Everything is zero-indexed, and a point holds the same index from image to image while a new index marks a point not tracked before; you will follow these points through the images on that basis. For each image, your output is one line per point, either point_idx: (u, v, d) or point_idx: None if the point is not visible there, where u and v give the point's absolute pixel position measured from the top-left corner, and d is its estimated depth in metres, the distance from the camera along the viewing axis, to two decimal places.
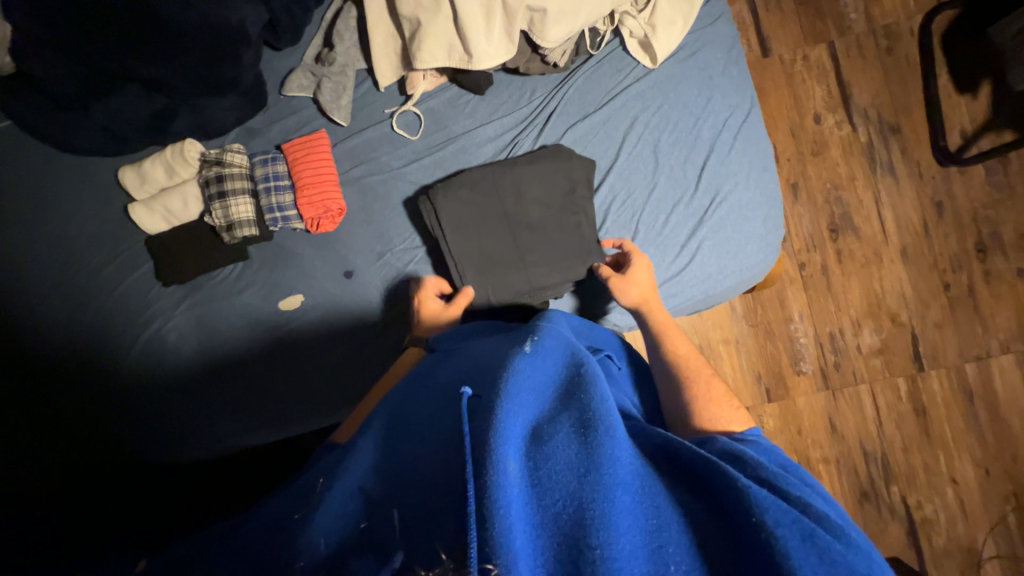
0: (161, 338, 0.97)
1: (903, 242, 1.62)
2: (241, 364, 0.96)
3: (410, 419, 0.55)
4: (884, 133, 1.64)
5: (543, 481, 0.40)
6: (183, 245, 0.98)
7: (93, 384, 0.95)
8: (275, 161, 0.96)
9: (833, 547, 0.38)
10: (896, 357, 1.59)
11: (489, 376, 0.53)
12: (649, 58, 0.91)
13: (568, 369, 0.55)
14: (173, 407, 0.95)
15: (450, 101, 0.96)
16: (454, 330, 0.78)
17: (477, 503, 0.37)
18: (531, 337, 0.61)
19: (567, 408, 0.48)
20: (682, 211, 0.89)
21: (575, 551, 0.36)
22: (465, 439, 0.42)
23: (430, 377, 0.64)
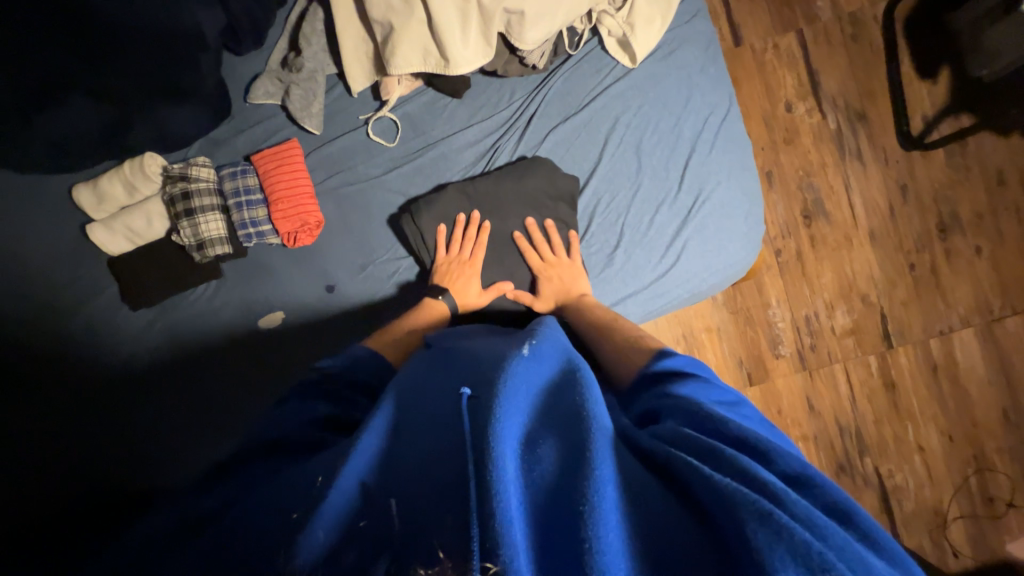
0: (137, 346, 0.93)
1: (871, 225, 1.68)
2: (220, 380, 0.93)
3: (413, 413, 0.53)
4: (852, 120, 1.68)
5: (541, 482, 0.42)
6: (151, 266, 0.92)
7: (66, 392, 0.90)
8: (245, 173, 0.92)
9: (790, 523, 0.37)
10: (867, 336, 1.67)
11: (486, 373, 0.53)
12: (628, 57, 0.90)
13: (566, 368, 0.55)
14: (154, 413, 0.92)
15: (427, 105, 0.94)
16: (451, 330, 0.78)
17: (479, 504, 0.39)
18: (529, 339, 0.61)
19: (562, 407, 0.48)
20: (666, 212, 0.90)
21: (570, 544, 0.37)
22: (465, 441, 0.43)
23: (430, 368, 0.63)
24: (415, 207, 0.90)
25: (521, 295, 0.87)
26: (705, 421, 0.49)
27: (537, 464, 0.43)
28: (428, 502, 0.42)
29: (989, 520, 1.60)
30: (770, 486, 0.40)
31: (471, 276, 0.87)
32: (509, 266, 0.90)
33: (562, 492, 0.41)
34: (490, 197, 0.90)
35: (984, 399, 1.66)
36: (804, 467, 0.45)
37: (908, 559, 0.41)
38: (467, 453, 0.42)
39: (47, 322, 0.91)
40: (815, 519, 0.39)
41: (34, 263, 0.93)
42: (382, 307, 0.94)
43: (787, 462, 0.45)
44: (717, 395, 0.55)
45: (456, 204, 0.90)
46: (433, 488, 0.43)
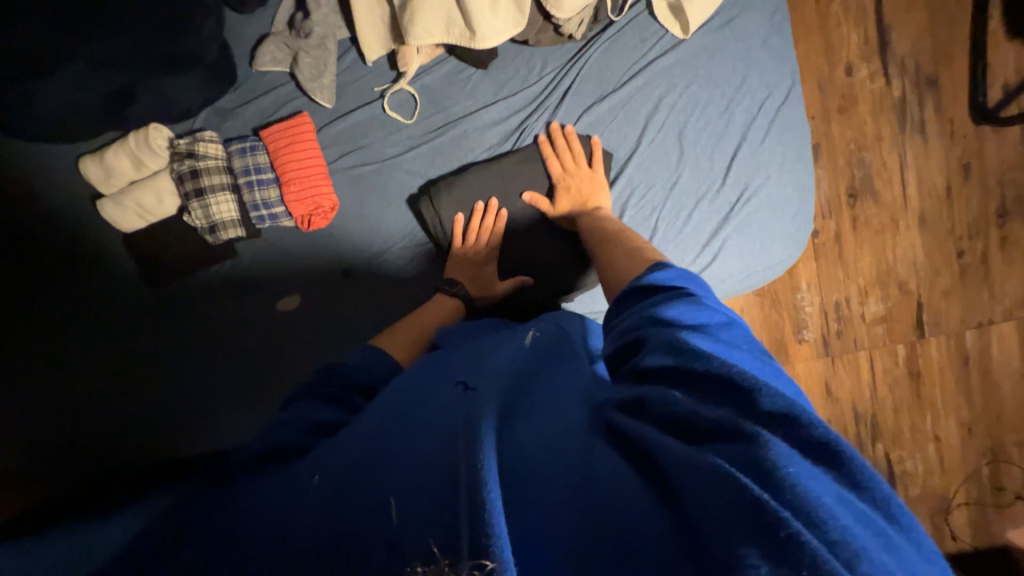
0: (157, 311, 0.92)
1: (922, 206, 1.55)
2: (230, 353, 0.92)
3: (398, 403, 0.49)
4: (920, 86, 1.50)
5: (524, 469, 0.38)
6: (165, 247, 0.90)
7: (96, 344, 0.91)
8: (254, 150, 0.86)
9: (758, 493, 0.32)
10: (899, 324, 1.59)
11: (486, 367, 0.50)
12: (679, 26, 0.79)
13: (565, 372, 0.54)
14: (170, 375, 0.91)
15: (448, 77, 0.85)
16: (463, 325, 0.74)
17: (467, 493, 0.34)
18: (530, 333, 0.59)
19: (558, 407, 0.46)
20: (706, 207, 0.82)
21: (557, 538, 0.34)
22: (459, 429, 0.40)
23: (426, 359, 0.59)
24: (433, 190, 0.84)
25: (538, 200, 0.82)
26: (687, 364, 0.43)
27: (531, 455, 0.39)
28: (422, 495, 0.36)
29: (994, 508, 1.60)
30: (751, 450, 0.35)
31: (484, 263, 0.83)
32: (529, 260, 0.85)
33: (560, 490, 0.37)
34: (516, 184, 0.83)
35: (1013, 392, 1.61)
36: (789, 402, 0.38)
37: (896, 500, 0.35)
38: (464, 445, 0.38)
39: (60, 295, 0.91)
40: (780, 473, 0.33)
41: (45, 238, 0.90)
42: (398, 294, 0.90)
43: (772, 398, 0.39)
44: (708, 317, 0.50)
45: (476, 188, 0.82)
46: (432, 476, 0.38)
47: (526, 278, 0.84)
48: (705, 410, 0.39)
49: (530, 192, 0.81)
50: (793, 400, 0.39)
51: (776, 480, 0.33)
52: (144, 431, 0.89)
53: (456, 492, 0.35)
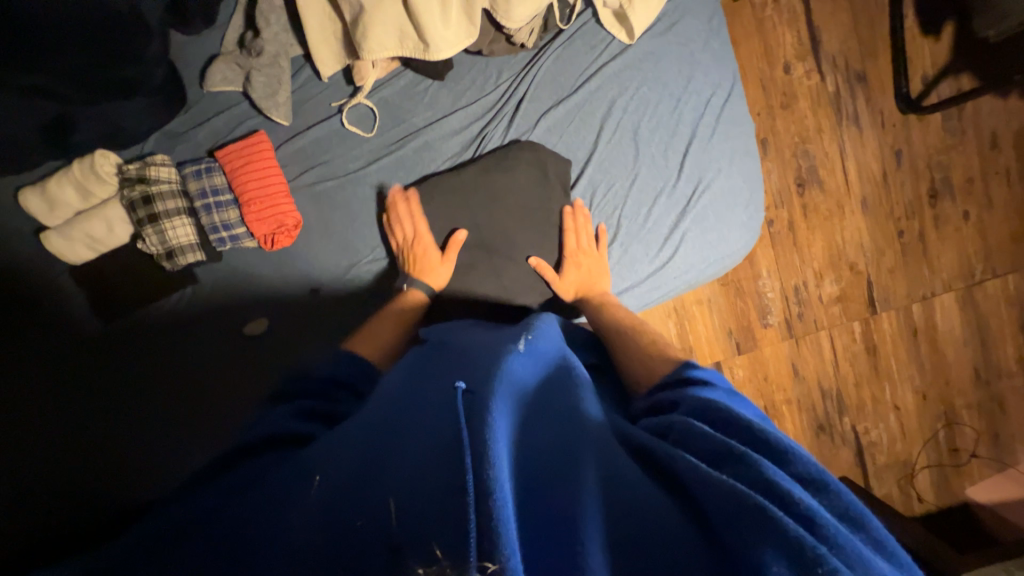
0: (111, 344, 0.88)
1: (863, 191, 1.66)
2: (196, 383, 0.88)
3: (393, 415, 0.49)
4: (850, 81, 1.62)
5: (529, 478, 0.39)
6: (118, 278, 0.86)
7: (50, 378, 0.86)
8: (210, 171, 0.84)
9: (791, 527, 0.35)
10: (853, 303, 1.69)
11: (481, 371, 0.50)
12: (624, 32, 0.83)
13: (555, 370, 0.55)
14: (133, 409, 0.87)
15: (406, 89, 0.86)
16: (444, 324, 0.75)
17: (476, 494, 0.35)
18: (524, 337, 0.60)
19: (559, 406, 0.48)
20: (664, 202, 0.86)
21: (567, 533, 0.35)
22: (461, 428, 0.40)
23: (422, 368, 0.60)
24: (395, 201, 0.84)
25: (543, 266, 0.83)
26: (721, 418, 0.47)
27: (537, 467, 0.40)
28: (422, 496, 0.36)
29: (953, 467, 1.71)
30: (774, 481, 0.39)
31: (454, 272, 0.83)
32: (496, 268, 0.83)
33: (565, 489, 0.38)
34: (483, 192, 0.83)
35: (959, 359, 1.73)
36: (819, 470, 0.42)
37: (907, 560, 0.39)
38: (465, 441, 0.38)
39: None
40: (813, 517, 0.37)
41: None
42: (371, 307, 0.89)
43: (805, 465, 0.42)
44: (746, 407, 0.53)
45: (441, 199, 0.83)
46: (427, 481, 0.37)
47: (458, 229, 0.83)
48: (730, 442, 0.43)
49: (535, 257, 0.82)
50: (825, 470, 0.42)
51: (789, 502, 0.37)
52: (106, 468, 0.85)
53: (458, 487, 0.36)
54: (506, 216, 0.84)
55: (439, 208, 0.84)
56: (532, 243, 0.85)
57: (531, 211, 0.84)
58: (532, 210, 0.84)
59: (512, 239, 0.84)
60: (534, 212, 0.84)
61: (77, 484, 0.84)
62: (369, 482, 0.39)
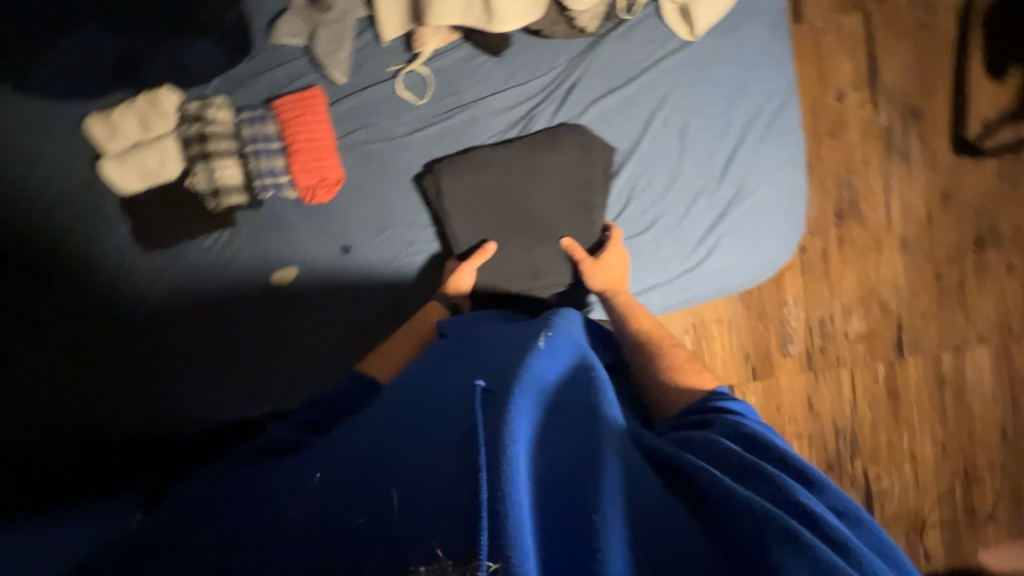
0: (142, 295, 0.90)
1: (904, 230, 1.62)
2: (228, 343, 0.91)
3: (412, 407, 0.51)
4: (905, 117, 1.58)
5: (546, 483, 0.41)
6: (163, 211, 0.89)
7: (82, 323, 0.89)
8: (264, 120, 0.87)
9: (819, 546, 0.37)
10: (879, 343, 1.64)
11: (499, 371, 0.52)
12: (685, 28, 0.82)
13: (576, 371, 0.56)
14: (160, 366, 0.90)
15: (462, 62, 0.87)
16: (462, 317, 0.76)
17: (488, 491, 0.37)
18: (544, 333, 0.61)
19: (577, 408, 0.49)
20: (704, 203, 0.85)
21: (584, 532, 0.37)
22: (477, 425, 0.42)
23: (441, 359, 0.61)
24: (437, 166, 0.85)
25: (576, 247, 0.83)
26: (753, 441, 0.51)
27: (549, 474, 0.41)
28: (432, 495, 0.39)
29: (968, 528, 1.63)
30: (802, 503, 0.41)
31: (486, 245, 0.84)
32: (528, 245, 0.85)
33: (581, 492, 0.40)
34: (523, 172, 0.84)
35: (986, 416, 1.65)
36: (848, 505, 0.44)
37: None
38: (478, 444, 0.40)
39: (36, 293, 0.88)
40: (842, 541, 0.38)
41: (28, 231, 0.88)
42: (402, 270, 0.92)
43: (836, 496, 0.44)
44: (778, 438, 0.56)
45: (483, 174, 0.84)
46: (436, 481, 0.40)
47: (489, 240, 0.85)
48: (753, 461, 0.46)
49: (569, 239, 0.83)
50: (854, 505, 0.44)
51: (813, 522, 0.40)
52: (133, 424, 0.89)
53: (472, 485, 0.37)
54: (543, 196, 0.85)
55: (481, 183, 0.85)
56: (564, 227, 0.85)
57: (569, 195, 0.85)
58: (569, 195, 0.85)
59: (546, 221, 0.85)
60: (570, 196, 0.85)
61: (104, 439, 0.87)
62: (377, 475, 0.42)
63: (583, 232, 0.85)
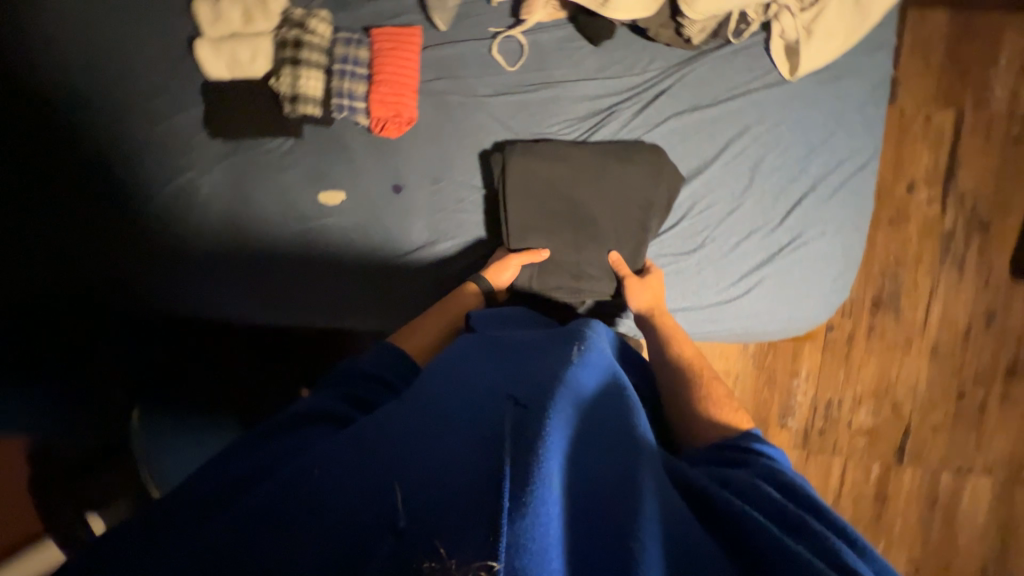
0: (195, 187, 0.94)
1: (937, 338, 1.57)
2: (276, 269, 0.94)
3: (439, 405, 0.51)
4: (970, 226, 1.54)
5: (580, 506, 0.40)
6: (239, 103, 0.92)
7: (136, 198, 0.94)
8: (358, 44, 0.89)
9: None
10: (881, 443, 1.59)
11: (530, 379, 0.51)
12: (788, 66, 0.81)
13: (611, 388, 0.53)
14: (199, 279, 0.93)
15: (560, 41, 0.87)
16: (493, 310, 0.77)
17: (512, 508, 0.36)
18: (577, 344, 0.58)
19: (611, 429, 0.47)
20: (756, 242, 0.84)
21: (617, 550, 0.37)
22: (508, 442, 0.40)
23: (466, 357, 0.61)
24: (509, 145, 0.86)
25: (621, 264, 0.84)
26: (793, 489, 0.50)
27: (580, 491, 0.41)
28: (448, 501, 0.39)
29: None
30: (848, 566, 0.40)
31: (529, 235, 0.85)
32: (577, 245, 0.86)
33: (616, 520, 0.38)
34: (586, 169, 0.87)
35: (971, 549, 1.59)
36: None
37: None
38: (507, 461, 0.39)
39: (102, 191, 0.93)
40: None
41: (113, 113, 0.94)
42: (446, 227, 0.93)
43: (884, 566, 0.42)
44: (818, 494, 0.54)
45: (550, 169, 0.85)
46: (454, 485, 0.40)
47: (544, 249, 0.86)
48: (797, 512, 0.45)
49: (615, 255, 0.84)
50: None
51: None
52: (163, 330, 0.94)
53: (501, 503, 0.36)
54: (601, 199, 0.85)
55: (547, 178, 0.85)
56: (611, 239, 0.85)
57: (627, 207, 0.84)
58: (627, 206, 0.84)
59: (597, 225, 0.85)
60: (628, 210, 0.84)
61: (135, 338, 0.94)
62: (394, 460, 0.44)
63: (631, 249, 0.85)
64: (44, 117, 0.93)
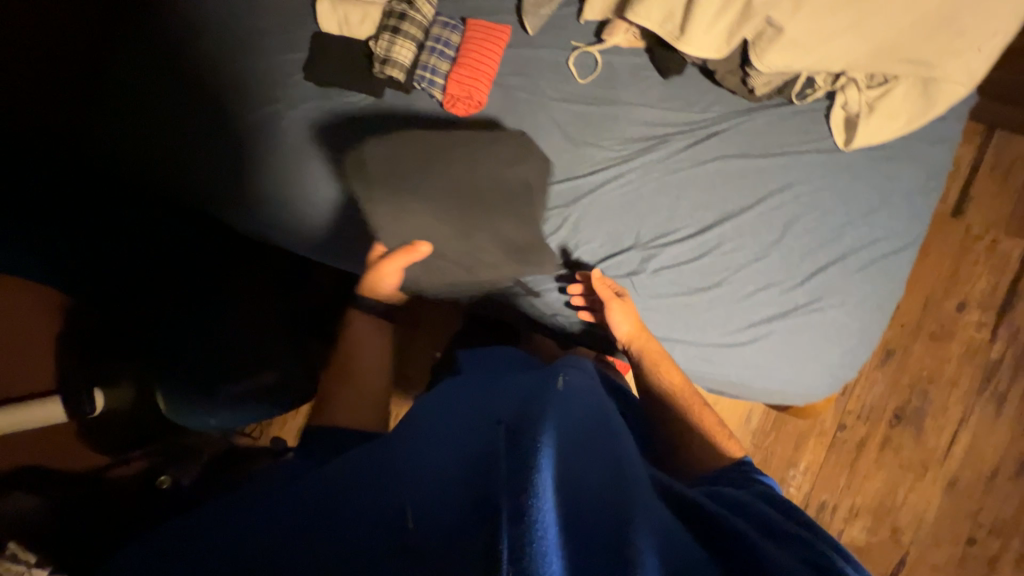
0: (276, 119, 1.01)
1: (958, 471, 1.46)
2: (307, 200, 1.00)
3: (426, 446, 0.55)
4: (1018, 363, 1.45)
5: (572, 484, 0.39)
6: (336, 56, 1.02)
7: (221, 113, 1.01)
8: (454, 30, 0.99)
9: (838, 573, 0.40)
10: (869, 566, 1.46)
11: (522, 406, 0.54)
12: (845, 136, 0.83)
13: (595, 420, 0.56)
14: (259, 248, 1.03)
15: (634, 68, 0.93)
16: (493, 353, 0.87)
17: (509, 497, 0.36)
18: (561, 384, 0.62)
19: (598, 442, 0.49)
20: (772, 295, 0.84)
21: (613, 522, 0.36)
22: (503, 450, 0.42)
23: (458, 404, 0.66)
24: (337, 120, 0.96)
25: (603, 283, 0.84)
26: (784, 509, 0.53)
27: (569, 473, 0.40)
28: (444, 515, 0.41)
29: None
30: (817, 550, 0.44)
31: (407, 220, 0.92)
32: (440, 229, 0.91)
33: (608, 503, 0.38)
34: (625, 191, 0.91)
35: None
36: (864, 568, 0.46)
37: None
38: (501, 464, 0.40)
39: (195, 100, 1.02)
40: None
41: (223, 39, 1.03)
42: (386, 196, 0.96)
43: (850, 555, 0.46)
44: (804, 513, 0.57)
45: (398, 147, 0.94)
46: (448, 503, 0.42)
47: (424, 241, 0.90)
48: (769, 520, 0.50)
49: (600, 272, 0.84)
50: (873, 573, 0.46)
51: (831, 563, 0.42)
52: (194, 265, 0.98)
53: (497, 498, 0.37)
54: (467, 177, 0.91)
55: (400, 162, 0.93)
56: (481, 221, 0.91)
57: (478, 183, 0.91)
58: (492, 191, 0.91)
59: (468, 202, 0.91)
60: (485, 187, 0.91)
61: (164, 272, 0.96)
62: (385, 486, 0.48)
63: (445, 199, 0.91)
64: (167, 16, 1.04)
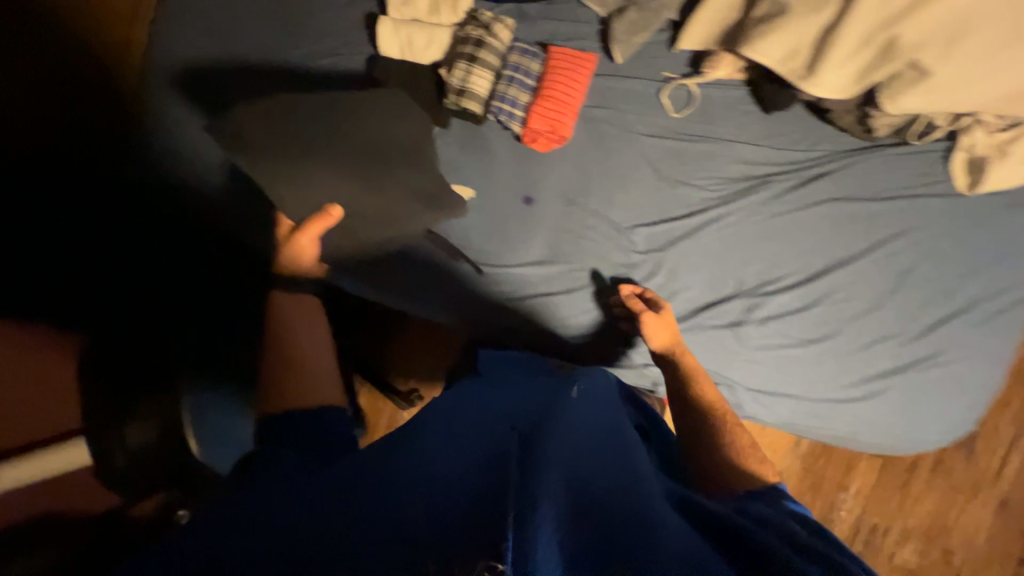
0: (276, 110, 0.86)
1: None
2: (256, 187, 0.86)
3: (424, 442, 0.50)
4: None
5: (570, 498, 0.36)
6: (400, 83, 0.92)
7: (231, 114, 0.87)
8: (533, 57, 0.90)
9: None
10: None
11: (535, 420, 0.50)
12: (966, 180, 0.79)
13: (608, 436, 0.52)
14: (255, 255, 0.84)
15: (733, 102, 0.87)
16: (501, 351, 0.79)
17: (512, 515, 0.33)
18: (572, 395, 0.59)
19: (609, 462, 0.45)
20: (887, 349, 0.80)
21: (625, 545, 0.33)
22: (511, 467, 0.39)
23: (465, 404, 0.62)
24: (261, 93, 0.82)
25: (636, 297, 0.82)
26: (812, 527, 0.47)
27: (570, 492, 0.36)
28: (443, 527, 0.36)
29: None
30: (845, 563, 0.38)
31: (308, 187, 0.77)
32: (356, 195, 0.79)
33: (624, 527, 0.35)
34: (723, 235, 0.85)
35: None
36: None
37: None
38: (512, 479, 0.37)
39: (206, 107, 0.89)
40: None
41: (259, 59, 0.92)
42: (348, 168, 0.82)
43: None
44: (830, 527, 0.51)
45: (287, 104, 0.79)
46: (446, 509, 0.39)
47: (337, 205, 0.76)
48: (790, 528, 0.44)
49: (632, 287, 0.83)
50: None
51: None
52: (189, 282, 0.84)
53: (504, 516, 0.34)
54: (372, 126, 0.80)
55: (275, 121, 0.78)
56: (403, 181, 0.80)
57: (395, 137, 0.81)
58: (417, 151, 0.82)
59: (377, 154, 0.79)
60: (400, 144, 0.81)
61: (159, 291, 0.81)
62: (370, 484, 0.43)
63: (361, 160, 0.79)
64: (208, 23, 0.93)
